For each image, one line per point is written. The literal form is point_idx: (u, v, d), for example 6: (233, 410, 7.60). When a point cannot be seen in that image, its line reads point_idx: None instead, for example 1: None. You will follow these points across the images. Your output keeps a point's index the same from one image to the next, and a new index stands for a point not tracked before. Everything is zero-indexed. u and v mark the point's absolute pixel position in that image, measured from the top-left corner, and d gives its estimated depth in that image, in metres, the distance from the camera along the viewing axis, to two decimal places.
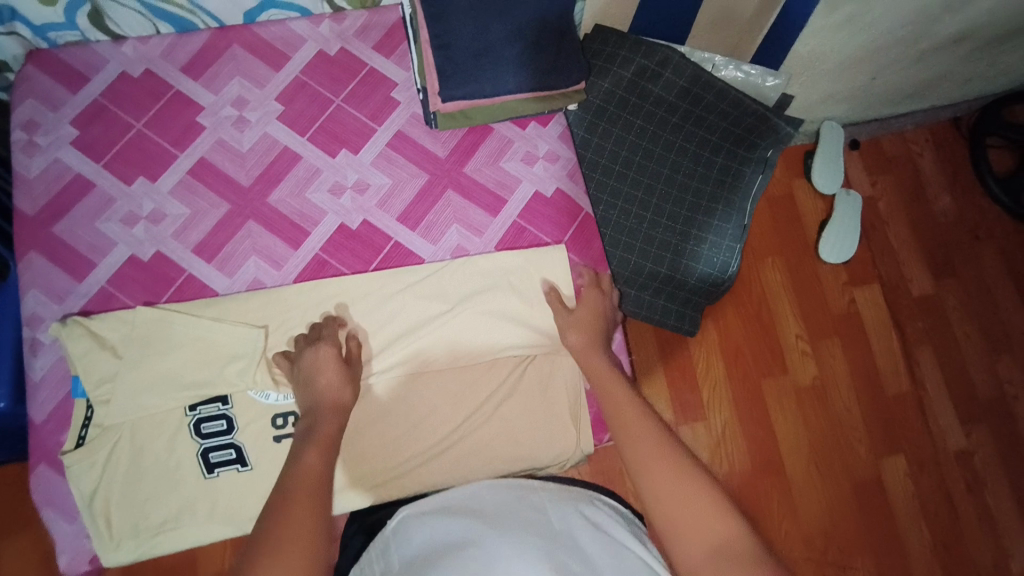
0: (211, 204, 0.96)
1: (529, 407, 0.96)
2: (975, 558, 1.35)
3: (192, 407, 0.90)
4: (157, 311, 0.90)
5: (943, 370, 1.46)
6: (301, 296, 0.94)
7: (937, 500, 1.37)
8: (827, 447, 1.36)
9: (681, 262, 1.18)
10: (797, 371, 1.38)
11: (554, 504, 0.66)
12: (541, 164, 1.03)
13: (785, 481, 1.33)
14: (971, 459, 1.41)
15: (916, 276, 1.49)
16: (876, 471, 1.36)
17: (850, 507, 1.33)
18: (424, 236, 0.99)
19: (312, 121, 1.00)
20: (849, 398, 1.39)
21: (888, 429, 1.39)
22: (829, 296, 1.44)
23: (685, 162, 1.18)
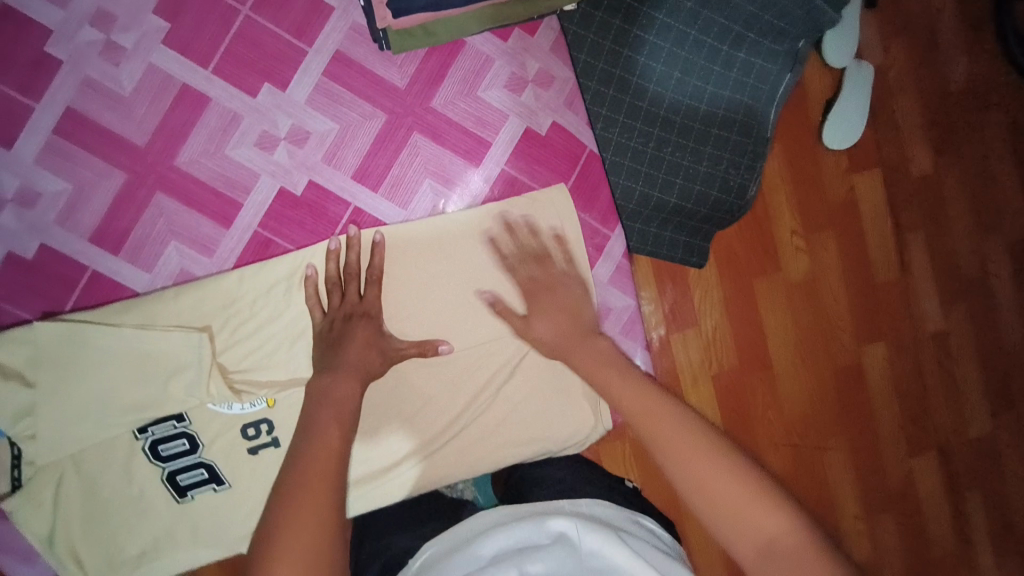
0: (100, 174, 0.73)
1: (544, 389, 0.84)
2: (940, 425, 1.26)
3: (142, 428, 0.74)
4: (63, 324, 0.70)
5: (933, 253, 1.25)
6: (244, 285, 0.75)
7: (911, 382, 1.24)
8: (814, 340, 1.17)
9: (698, 190, 0.94)
10: (789, 264, 1.14)
11: (586, 530, 0.54)
12: (531, 91, 0.85)
13: (770, 376, 1.15)
14: (947, 340, 1.26)
15: (919, 154, 1.22)
16: (856, 358, 1.20)
17: (830, 396, 1.19)
18: (390, 197, 0.80)
19: (213, 42, 0.74)
20: (839, 290, 1.18)
21: (874, 314, 1.21)
22: (830, 181, 1.16)
23: (703, 62, 0.90)
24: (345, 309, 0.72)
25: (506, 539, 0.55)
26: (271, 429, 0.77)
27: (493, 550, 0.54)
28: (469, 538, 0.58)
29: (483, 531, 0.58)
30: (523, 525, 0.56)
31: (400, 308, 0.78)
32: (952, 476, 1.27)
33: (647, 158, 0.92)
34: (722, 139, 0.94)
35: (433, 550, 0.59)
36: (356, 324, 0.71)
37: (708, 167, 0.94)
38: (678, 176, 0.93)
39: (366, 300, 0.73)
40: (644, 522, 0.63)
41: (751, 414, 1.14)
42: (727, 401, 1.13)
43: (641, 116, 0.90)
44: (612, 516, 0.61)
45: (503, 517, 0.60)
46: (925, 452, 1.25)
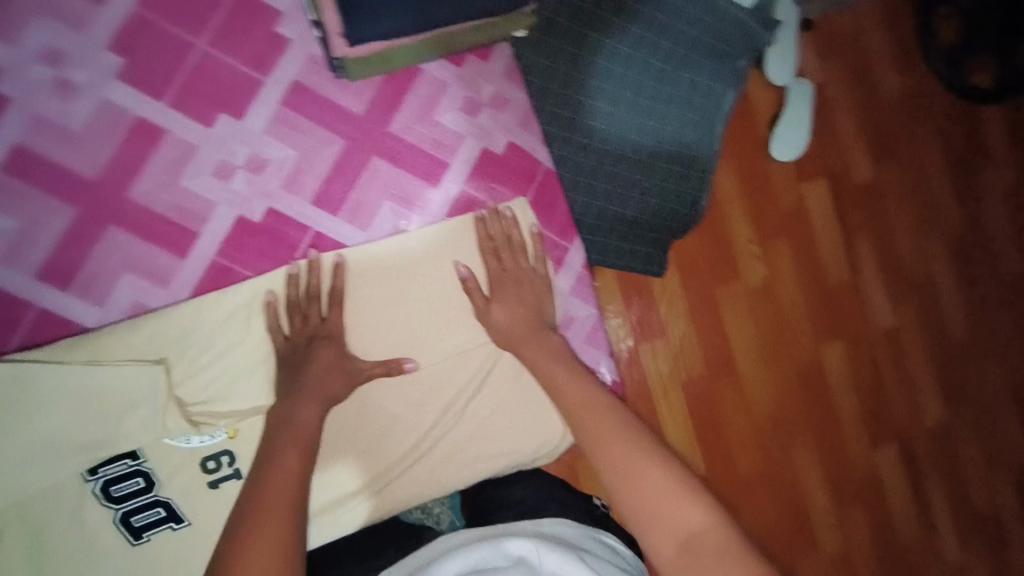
0: (48, 209, 0.71)
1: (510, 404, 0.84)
2: (899, 420, 1.32)
3: (93, 470, 0.71)
4: (9, 365, 0.67)
5: (880, 256, 1.32)
6: (202, 313, 0.74)
7: (869, 379, 1.30)
8: (776, 346, 1.22)
9: (653, 202, 0.98)
10: (747, 273, 1.20)
11: (546, 551, 0.56)
12: (486, 113, 0.87)
13: (738, 384, 1.19)
14: (899, 338, 1.33)
15: (859, 164, 1.30)
16: (818, 361, 1.25)
17: (795, 397, 1.23)
18: (350, 220, 0.80)
19: (170, 76, 0.74)
20: (797, 296, 1.24)
21: (830, 317, 1.27)
22: (779, 192, 1.22)
23: (651, 83, 0.95)
24: (308, 330, 0.74)
25: (466, 563, 0.56)
26: (233, 461, 0.74)
27: (452, 572, 0.55)
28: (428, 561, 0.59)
29: (443, 554, 0.59)
30: (480, 548, 0.57)
31: (364, 330, 0.78)
32: (914, 468, 1.32)
33: (603, 174, 0.95)
34: (673, 154, 0.98)
35: None
36: (318, 346, 0.73)
37: (662, 181, 0.98)
38: (634, 191, 0.97)
39: (330, 321, 0.75)
40: (605, 539, 0.66)
41: (721, 420, 1.17)
42: (697, 409, 1.16)
43: (596, 135, 0.94)
44: (573, 535, 0.63)
45: (463, 539, 0.60)
46: (887, 447, 1.30)
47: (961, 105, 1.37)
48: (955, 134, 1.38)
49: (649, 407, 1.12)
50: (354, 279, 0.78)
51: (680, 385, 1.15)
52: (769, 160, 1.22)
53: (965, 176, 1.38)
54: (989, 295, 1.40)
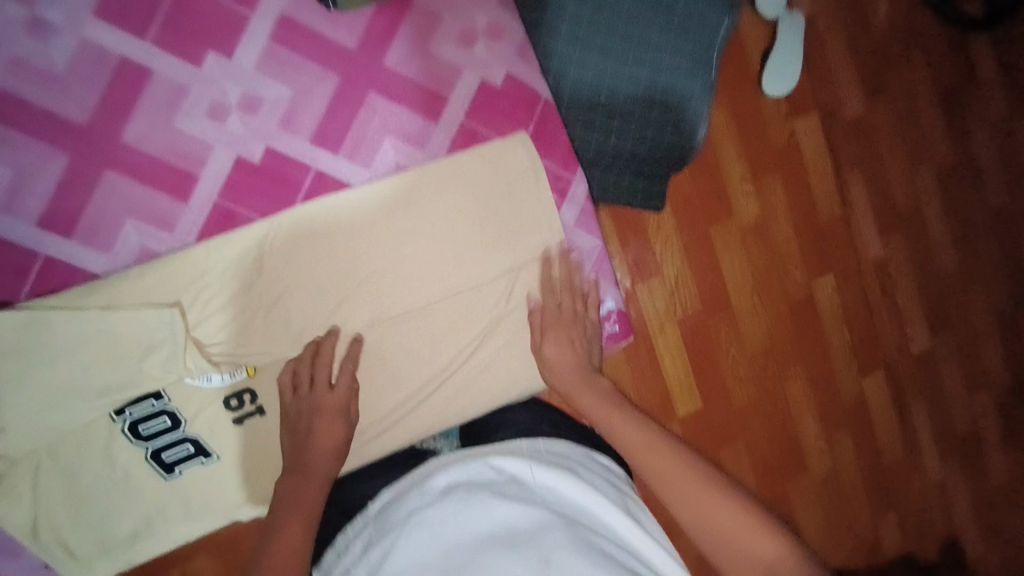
0: (43, 155, 0.70)
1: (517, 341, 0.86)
2: (885, 347, 1.37)
3: (119, 411, 0.73)
4: (22, 313, 0.68)
5: (870, 188, 1.33)
6: (210, 256, 0.74)
7: (858, 309, 1.33)
8: (768, 280, 1.25)
9: (652, 134, 0.96)
10: (739, 210, 1.21)
11: (539, 469, 0.60)
12: (482, 44, 0.84)
13: (732, 319, 1.22)
14: (887, 268, 1.36)
15: (850, 96, 1.29)
16: (808, 293, 1.29)
17: (786, 328, 1.27)
18: (351, 158, 0.80)
19: (149, 11, 0.72)
20: (788, 230, 1.25)
21: (821, 250, 1.29)
22: (770, 127, 1.22)
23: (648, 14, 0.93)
24: (306, 399, 0.74)
25: (459, 473, 0.60)
26: (254, 398, 0.77)
27: (445, 480, 0.59)
28: (425, 474, 0.63)
29: (438, 467, 0.63)
30: (474, 462, 0.61)
31: (373, 270, 0.79)
32: (899, 391, 1.39)
33: (599, 108, 0.94)
34: (672, 84, 0.95)
35: (391, 492, 0.64)
36: (319, 417, 0.73)
37: (660, 112, 0.96)
38: (631, 122, 0.95)
39: (330, 397, 0.74)
40: (600, 458, 0.69)
41: (715, 354, 1.21)
42: (693, 344, 1.19)
43: (591, 68, 0.92)
44: (567, 450, 0.67)
45: (457, 455, 0.64)
46: (873, 373, 1.36)
47: (950, 34, 1.37)
48: (945, 63, 1.37)
49: (645, 342, 1.16)
50: (357, 220, 0.79)
51: (676, 322, 1.18)
52: (761, 94, 1.21)
53: (952, 106, 1.38)
54: (974, 224, 1.43)
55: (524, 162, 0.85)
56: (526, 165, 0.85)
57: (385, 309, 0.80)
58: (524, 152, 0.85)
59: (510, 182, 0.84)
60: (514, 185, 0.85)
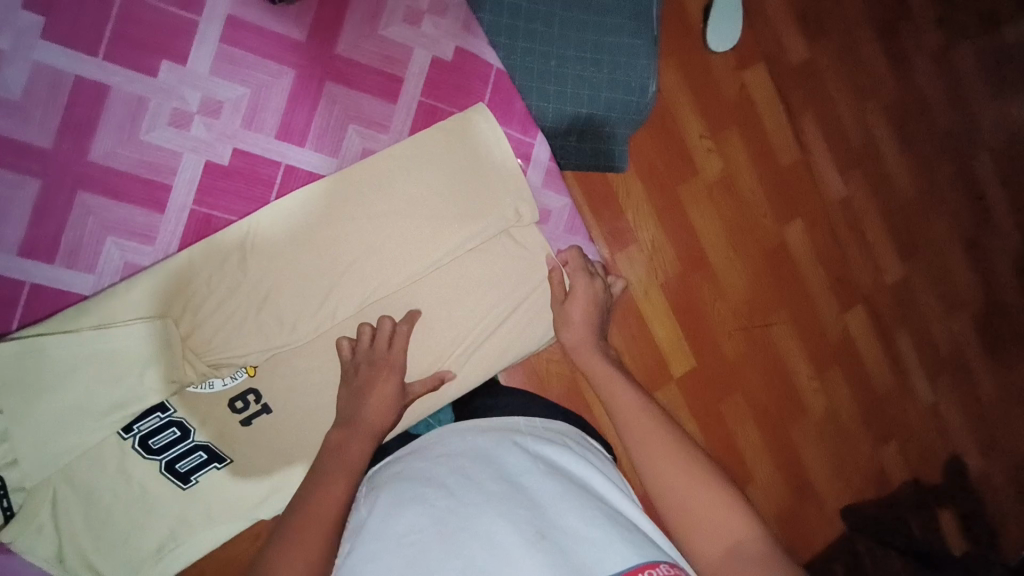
0: (12, 184, 0.70)
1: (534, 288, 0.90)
2: (861, 281, 1.41)
3: (127, 427, 0.74)
4: (16, 342, 0.68)
5: (824, 130, 1.38)
6: (195, 262, 0.75)
7: (831, 248, 1.38)
8: (739, 229, 1.29)
9: (605, 97, 0.99)
10: (703, 166, 1.25)
11: (535, 445, 0.65)
12: (429, 22, 0.86)
13: (711, 273, 1.26)
14: (851, 205, 1.41)
15: (793, 42, 1.34)
16: (781, 237, 1.33)
17: (765, 274, 1.31)
18: (319, 149, 0.81)
19: (97, 27, 0.72)
20: (753, 181, 1.30)
21: (788, 197, 1.33)
22: (721, 82, 1.26)
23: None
24: (368, 355, 0.77)
25: (457, 445, 0.64)
26: (259, 397, 0.79)
27: (445, 452, 0.63)
28: (426, 443, 0.67)
29: (439, 438, 0.67)
30: (474, 436, 0.65)
31: (357, 257, 0.81)
32: (881, 322, 1.44)
33: (552, 77, 0.96)
34: (615, 46, 0.99)
35: (390, 461, 0.67)
36: (376, 373, 0.76)
37: (609, 75, 0.99)
38: (584, 87, 0.97)
39: (392, 352, 0.78)
40: (592, 441, 0.75)
41: (700, 308, 1.25)
42: (677, 300, 1.24)
43: (539, 38, 0.95)
44: (563, 429, 0.73)
45: (455, 430, 0.68)
46: (854, 307, 1.40)
47: None
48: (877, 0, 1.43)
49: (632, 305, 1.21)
50: (334, 212, 0.80)
51: (659, 285, 1.23)
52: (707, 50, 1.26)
53: (890, 41, 1.44)
54: (926, 151, 1.49)
55: (489, 134, 0.87)
56: (492, 140, 0.87)
57: (375, 289, 0.82)
58: (488, 124, 0.87)
59: (478, 157, 0.87)
60: (484, 159, 0.87)
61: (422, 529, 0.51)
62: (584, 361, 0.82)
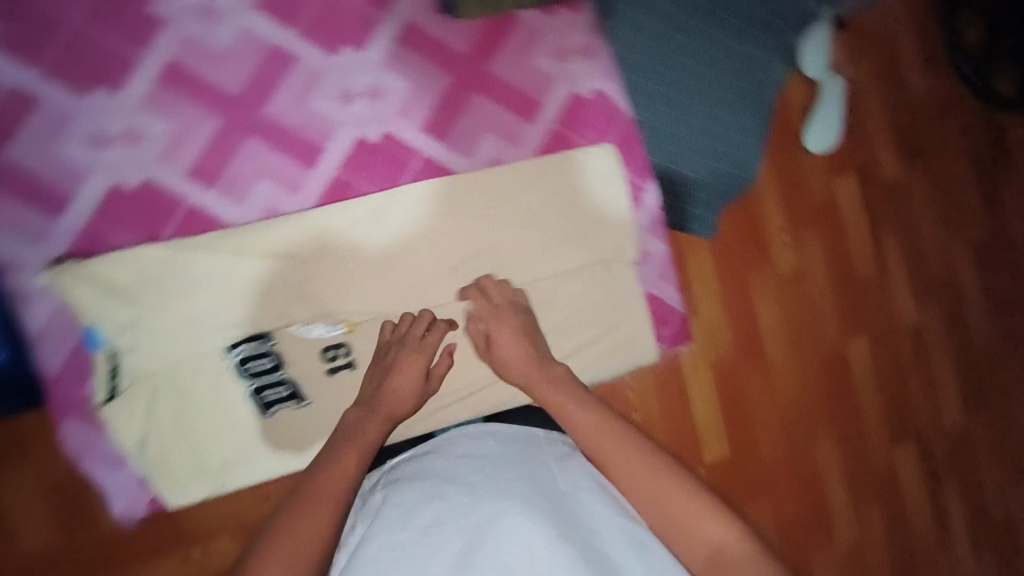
0: (198, 119, 0.82)
1: (604, 314, 0.94)
2: (919, 418, 1.22)
3: (233, 346, 0.82)
4: (167, 248, 0.80)
5: (909, 248, 1.21)
6: (329, 219, 0.84)
7: (892, 375, 1.21)
8: (800, 330, 1.14)
9: (715, 167, 1.02)
10: (776, 257, 1.11)
11: (548, 456, 0.70)
12: (576, 61, 0.93)
13: (763, 366, 1.12)
14: (923, 336, 1.22)
15: (886, 155, 1.19)
16: (841, 350, 1.17)
17: (816, 384, 1.16)
18: (456, 147, 0.89)
19: (300, 8, 0.84)
20: (822, 285, 1.15)
21: (855, 307, 1.18)
22: (811, 176, 1.13)
23: (716, 30, 1.01)
24: (398, 336, 0.82)
25: (473, 448, 0.70)
26: (348, 351, 0.85)
27: (463, 454, 0.69)
28: (446, 442, 0.74)
29: (458, 439, 0.73)
30: (491, 441, 0.72)
31: (463, 255, 0.88)
32: (932, 469, 1.23)
33: (670, 140, 1.00)
34: (731, 123, 1.02)
35: (410, 453, 0.75)
36: (404, 355, 0.80)
37: (720, 149, 1.02)
38: (695, 153, 1.01)
39: (425, 340, 0.81)
40: None
41: (737, 406, 1.10)
42: (722, 387, 1.10)
43: (665, 101, 0.98)
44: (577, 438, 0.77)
45: (475, 430, 0.74)
46: (905, 444, 1.22)
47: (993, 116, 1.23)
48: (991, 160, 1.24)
49: (680, 382, 1.07)
50: (445, 214, 0.88)
51: (709, 365, 1.09)
52: None
53: (987, 176, 1.24)
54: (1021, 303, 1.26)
55: (608, 171, 0.93)
56: (608, 176, 0.94)
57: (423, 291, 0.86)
58: (615, 160, 0.94)
59: (589, 188, 0.93)
60: (596, 191, 0.93)
61: (434, 530, 0.59)
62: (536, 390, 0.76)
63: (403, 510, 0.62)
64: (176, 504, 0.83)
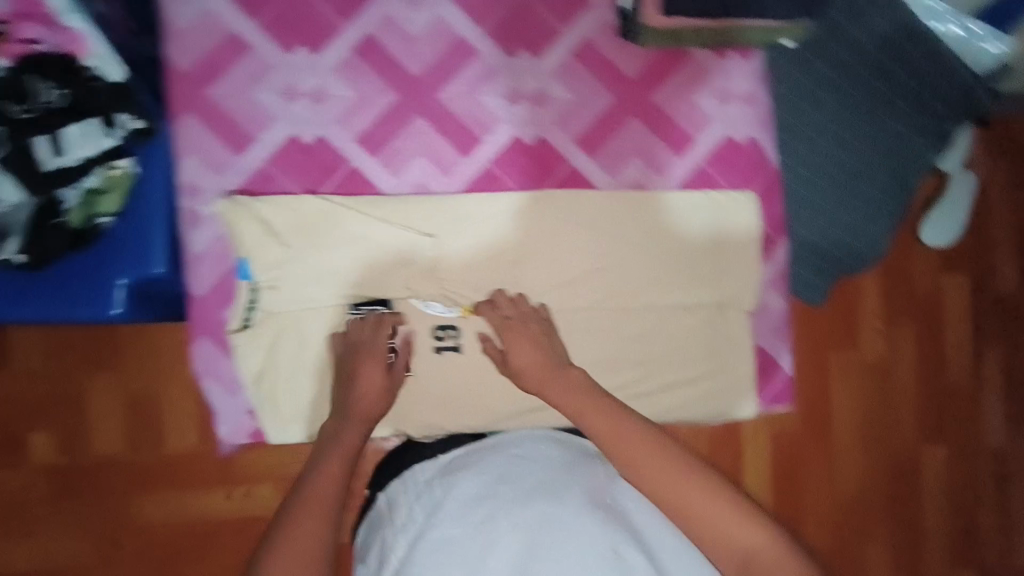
0: (379, 91, 0.88)
1: (707, 359, 0.94)
2: (985, 547, 1.14)
3: (356, 306, 0.88)
4: (324, 202, 0.87)
5: (1011, 367, 1.14)
6: (472, 208, 0.89)
7: (965, 494, 1.13)
8: (876, 425, 1.10)
9: (840, 238, 0.95)
10: (865, 345, 1.08)
11: (593, 468, 0.75)
12: (737, 105, 0.94)
13: (829, 451, 1.09)
14: (1007, 462, 1.14)
15: (1004, 265, 1.12)
16: (916, 455, 1.11)
17: (881, 484, 1.10)
18: (603, 164, 0.91)
19: (492, 9, 0.89)
20: (908, 383, 1.10)
21: (938, 415, 1.12)
22: (917, 270, 1.10)
23: (886, 90, 0.91)
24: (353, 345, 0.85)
25: (523, 452, 0.76)
26: (458, 334, 0.91)
27: (514, 457, 0.75)
28: (495, 443, 0.80)
29: (508, 442, 0.79)
30: (539, 449, 0.77)
31: (586, 268, 0.91)
32: None
33: (798, 201, 0.96)
34: (866, 199, 0.93)
35: (462, 450, 0.80)
36: (364, 360, 0.84)
37: (846, 222, 0.94)
38: (822, 219, 0.95)
39: (378, 340, 0.85)
40: None
41: (791, 485, 1.07)
42: (781, 461, 1.07)
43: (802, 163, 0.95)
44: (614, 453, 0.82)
45: (519, 437, 0.80)
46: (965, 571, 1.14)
47: None
48: None
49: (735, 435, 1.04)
50: (576, 225, 0.91)
51: (770, 435, 1.06)
52: None
53: None
54: None
55: (743, 217, 0.93)
56: (741, 222, 0.93)
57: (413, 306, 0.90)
58: (755, 209, 0.94)
59: (721, 230, 0.93)
60: (731, 234, 0.93)
61: (491, 528, 0.65)
62: (547, 391, 0.79)
63: (458, 506, 0.68)
64: (273, 440, 0.91)
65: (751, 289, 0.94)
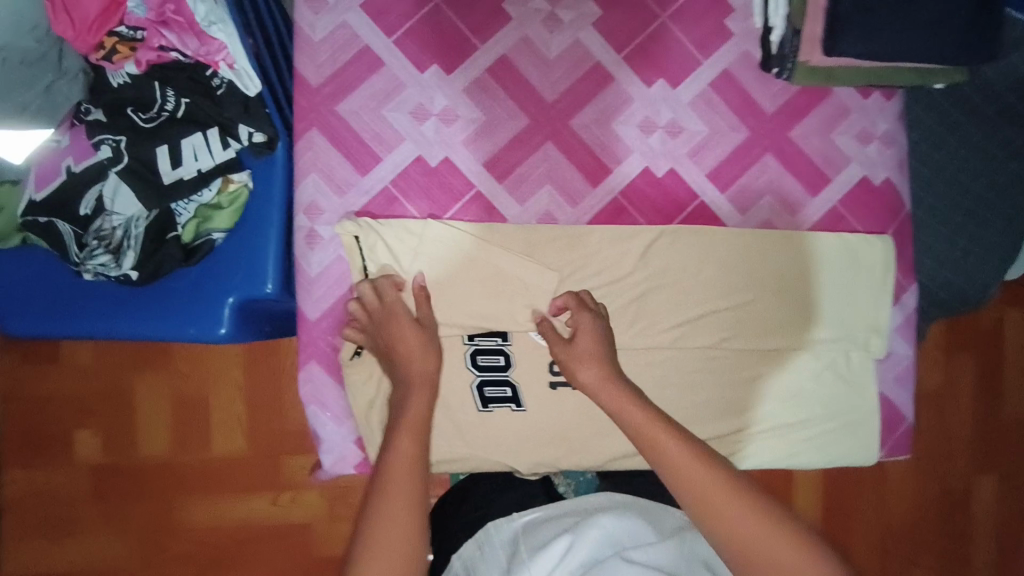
0: (510, 115, 0.84)
1: (826, 404, 0.90)
2: None
3: (471, 337, 0.85)
4: (446, 227, 0.83)
5: None
6: (599, 240, 0.85)
7: (1015, 521, 1.25)
8: (933, 457, 1.22)
9: (972, 289, 0.89)
10: (922, 376, 1.21)
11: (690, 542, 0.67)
12: (876, 146, 0.90)
13: (883, 477, 1.21)
14: None
15: None
16: (967, 485, 1.23)
17: (932, 512, 1.22)
18: (732, 200, 0.88)
19: (631, 35, 0.85)
20: (965, 416, 1.22)
21: (988, 447, 1.23)
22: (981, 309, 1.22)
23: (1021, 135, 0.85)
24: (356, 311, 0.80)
25: (612, 523, 0.69)
26: None
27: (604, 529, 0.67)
28: (573, 512, 0.75)
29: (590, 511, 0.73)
30: (629, 520, 0.70)
31: (711, 307, 0.87)
32: None
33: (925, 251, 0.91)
34: (1004, 247, 0.86)
35: (540, 513, 0.76)
36: (391, 321, 0.78)
37: (978, 272, 0.87)
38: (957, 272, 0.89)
39: (388, 296, 0.80)
40: None
41: (849, 510, 1.20)
42: (831, 489, 1.20)
43: (933, 214, 0.89)
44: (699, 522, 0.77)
45: (602, 503, 0.75)
46: None
47: None
48: None
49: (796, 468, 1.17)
50: (702, 260, 0.87)
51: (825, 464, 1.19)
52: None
53: None
54: None
55: (876, 259, 0.89)
56: (873, 264, 0.89)
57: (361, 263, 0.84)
58: (886, 252, 0.90)
59: (851, 271, 0.89)
60: (860, 276, 0.89)
61: None
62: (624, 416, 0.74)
63: None
64: None
65: (877, 334, 0.90)
